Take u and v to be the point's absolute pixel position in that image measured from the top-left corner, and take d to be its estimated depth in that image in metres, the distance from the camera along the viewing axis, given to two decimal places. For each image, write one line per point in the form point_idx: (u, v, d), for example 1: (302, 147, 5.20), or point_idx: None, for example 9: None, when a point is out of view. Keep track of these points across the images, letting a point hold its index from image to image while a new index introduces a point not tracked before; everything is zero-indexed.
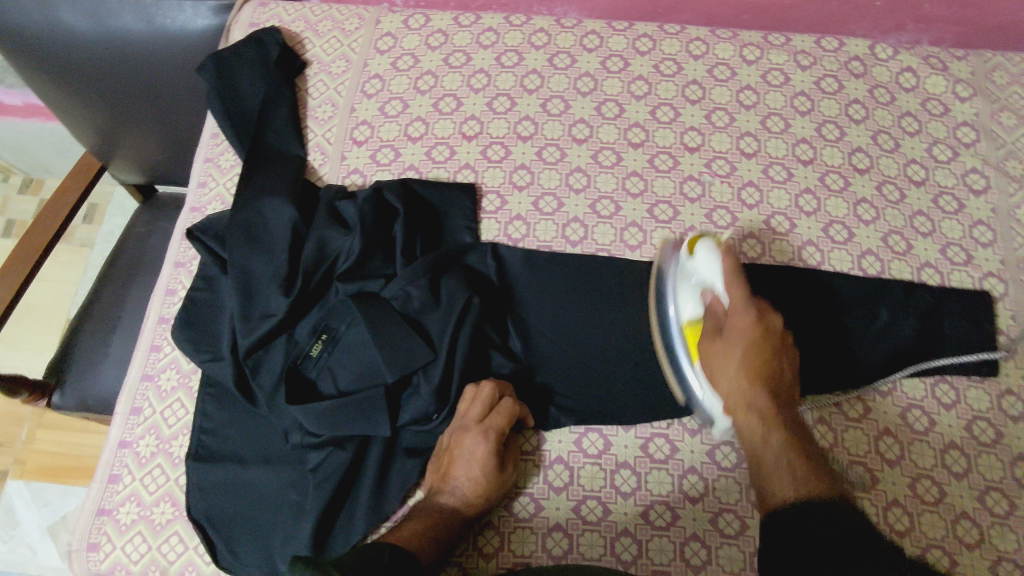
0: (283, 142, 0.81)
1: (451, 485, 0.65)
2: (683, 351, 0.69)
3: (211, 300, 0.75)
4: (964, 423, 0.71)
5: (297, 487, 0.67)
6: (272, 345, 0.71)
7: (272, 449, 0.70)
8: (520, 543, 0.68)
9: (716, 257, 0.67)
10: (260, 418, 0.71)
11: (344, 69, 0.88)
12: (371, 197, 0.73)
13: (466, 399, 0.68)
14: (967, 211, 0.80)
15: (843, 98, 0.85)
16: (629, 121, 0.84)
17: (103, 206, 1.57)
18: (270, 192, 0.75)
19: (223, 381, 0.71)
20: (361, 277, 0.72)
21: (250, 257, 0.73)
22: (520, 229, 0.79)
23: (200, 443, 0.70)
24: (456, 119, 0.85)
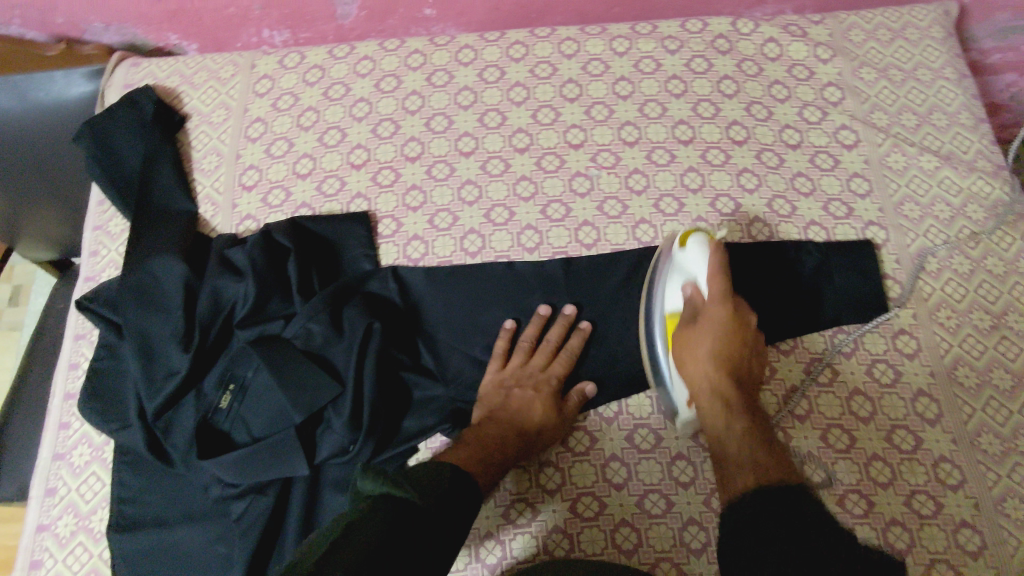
0: (170, 199, 0.81)
1: (508, 414, 0.70)
2: (660, 338, 0.70)
3: (114, 368, 0.74)
4: (864, 369, 0.73)
5: (224, 541, 0.67)
6: (182, 404, 0.71)
7: (194, 507, 0.69)
8: (532, 503, 0.70)
9: (707, 254, 0.68)
10: (179, 479, 0.70)
11: (225, 117, 0.88)
12: (260, 241, 0.74)
13: (527, 351, 0.74)
14: (842, 166, 0.84)
15: (713, 76, 0.89)
16: (512, 127, 0.86)
17: (27, 287, 1.53)
18: (159, 251, 0.75)
19: (136, 448, 0.70)
20: (260, 321, 0.73)
21: (147, 319, 0.72)
22: (418, 248, 0.80)
23: (119, 513, 0.69)
24: (343, 149, 0.85)
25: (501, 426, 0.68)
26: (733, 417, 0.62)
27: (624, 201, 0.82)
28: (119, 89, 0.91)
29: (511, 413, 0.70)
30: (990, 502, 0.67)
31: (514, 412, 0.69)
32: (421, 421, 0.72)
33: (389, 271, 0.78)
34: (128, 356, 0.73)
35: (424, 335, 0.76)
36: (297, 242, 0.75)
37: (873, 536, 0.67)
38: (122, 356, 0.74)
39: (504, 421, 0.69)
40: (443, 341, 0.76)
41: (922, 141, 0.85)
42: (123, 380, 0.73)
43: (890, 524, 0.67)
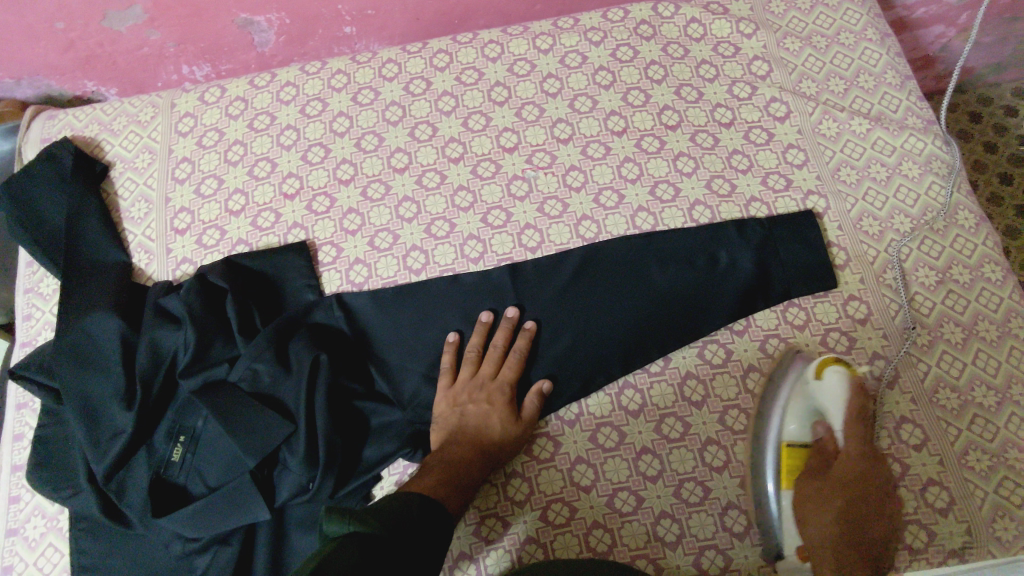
0: (100, 252, 0.79)
1: (468, 432, 0.69)
2: (773, 471, 0.66)
3: (60, 434, 0.72)
4: (819, 339, 0.73)
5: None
6: (133, 462, 0.69)
7: (159, 566, 0.67)
8: (491, 528, 0.69)
9: (845, 389, 0.66)
10: (140, 539, 0.69)
11: (150, 161, 0.86)
12: (194, 286, 0.72)
13: (474, 361, 0.73)
14: (777, 138, 0.84)
15: (640, 63, 0.89)
16: (444, 137, 0.85)
17: None
18: (92, 307, 0.73)
19: (90, 514, 0.68)
20: (204, 367, 0.71)
21: (86, 380, 0.70)
22: (361, 272, 0.79)
23: None
24: (275, 180, 0.84)
25: (463, 442, 0.68)
26: (846, 556, 0.60)
27: (564, 199, 0.81)
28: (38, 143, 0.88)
29: (470, 427, 0.69)
30: (954, 456, 0.68)
31: (473, 426, 0.69)
32: (380, 448, 0.70)
33: (332, 299, 0.76)
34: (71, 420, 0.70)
35: (375, 360, 0.75)
36: (233, 281, 0.73)
37: None
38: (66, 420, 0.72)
39: (464, 437, 0.69)
40: (396, 363, 0.75)
41: (852, 105, 0.85)
42: (70, 444, 0.71)
43: None
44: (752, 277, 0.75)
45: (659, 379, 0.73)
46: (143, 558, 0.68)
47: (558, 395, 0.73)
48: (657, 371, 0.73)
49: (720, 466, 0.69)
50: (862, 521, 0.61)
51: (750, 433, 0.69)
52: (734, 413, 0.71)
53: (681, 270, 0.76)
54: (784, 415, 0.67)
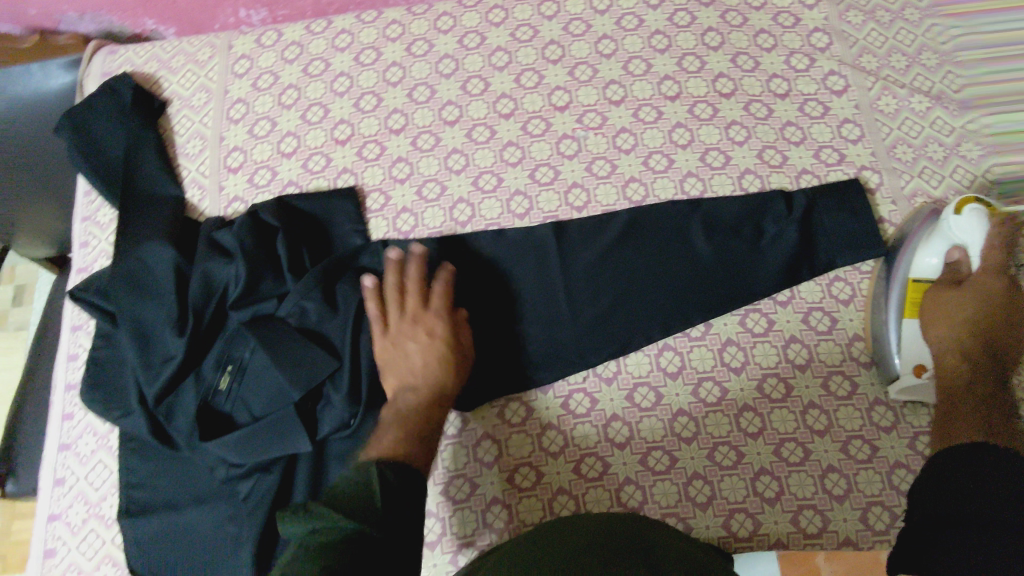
0: (156, 185, 0.81)
1: (417, 374, 0.66)
2: (898, 300, 0.70)
3: (112, 356, 0.74)
4: (863, 315, 0.73)
5: (234, 520, 0.68)
6: (182, 387, 0.71)
7: (202, 489, 0.70)
8: (524, 477, 0.70)
9: (985, 226, 0.68)
10: (183, 463, 0.71)
11: (206, 100, 0.87)
12: (246, 222, 0.74)
13: (399, 292, 0.70)
14: (833, 112, 0.82)
15: (698, 29, 0.88)
16: (496, 93, 0.85)
17: (29, 287, 1.54)
18: (148, 237, 0.75)
19: (139, 434, 0.71)
20: (253, 302, 0.72)
21: (141, 305, 0.72)
22: (408, 220, 0.80)
23: (130, 498, 0.70)
24: (326, 126, 0.85)
25: (419, 387, 0.65)
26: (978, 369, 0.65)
27: (613, 160, 0.81)
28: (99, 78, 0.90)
29: (424, 372, 0.66)
30: None
31: (422, 370, 0.66)
32: None
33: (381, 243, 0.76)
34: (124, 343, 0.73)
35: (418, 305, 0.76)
36: (283, 221, 0.75)
37: (877, 479, 0.67)
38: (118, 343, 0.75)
39: (418, 383, 0.65)
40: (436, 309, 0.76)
41: (912, 83, 0.83)
42: (122, 367, 0.74)
43: (895, 467, 0.67)
44: (798, 247, 0.75)
45: (698, 343, 0.73)
46: (185, 480, 0.70)
47: (597, 350, 0.73)
48: (697, 336, 0.74)
49: (755, 432, 0.69)
50: (992, 341, 0.66)
51: (875, 272, 0.74)
52: (772, 382, 0.71)
53: (728, 238, 0.76)
54: (917, 251, 0.71)
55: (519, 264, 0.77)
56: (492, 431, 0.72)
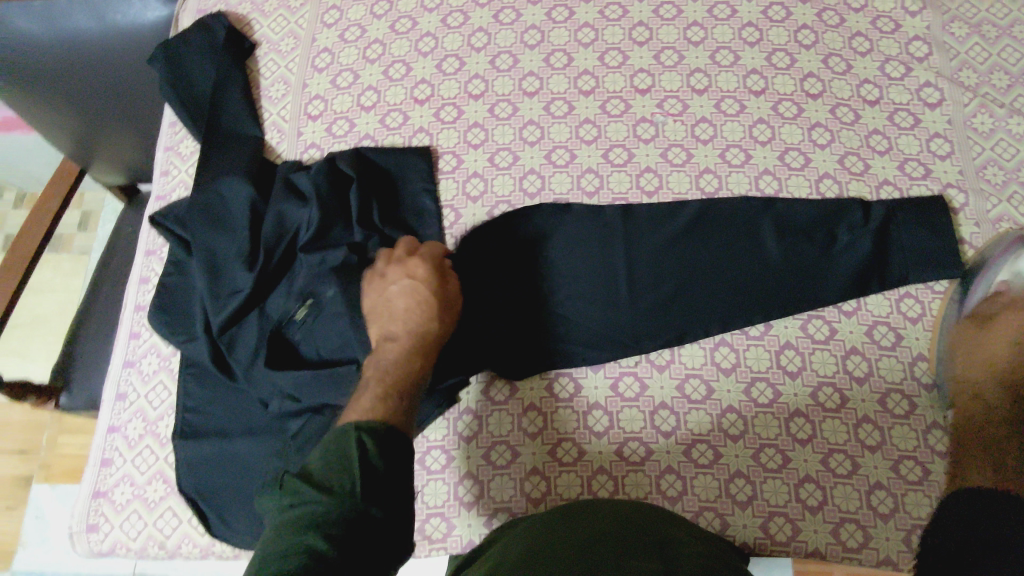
0: (239, 124, 0.83)
1: (396, 331, 0.67)
2: (969, 324, 0.69)
3: (183, 283, 0.77)
4: (931, 335, 0.71)
5: (282, 455, 0.69)
6: (246, 321, 0.73)
7: (255, 421, 0.72)
8: (566, 452, 0.71)
9: None
10: (238, 395, 0.73)
11: (293, 46, 0.89)
12: (324, 168, 0.76)
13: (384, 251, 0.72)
14: (923, 125, 0.80)
15: (792, 25, 0.85)
16: (578, 69, 0.85)
17: (97, 212, 1.60)
18: (227, 172, 0.77)
19: (200, 361, 0.73)
20: (322, 247, 0.73)
21: (214, 238, 0.75)
22: (478, 186, 0.80)
23: (186, 421, 0.72)
24: (407, 84, 0.85)
25: (399, 339, 0.66)
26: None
27: (689, 149, 0.80)
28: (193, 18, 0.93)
29: (405, 322, 0.67)
30: None
31: (402, 318, 0.67)
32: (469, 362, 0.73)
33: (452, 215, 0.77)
34: (195, 272, 0.76)
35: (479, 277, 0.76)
36: (359, 172, 0.77)
37: (925, 503, 0.66)
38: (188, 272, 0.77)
39: (396, 334, 0.66)
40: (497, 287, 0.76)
41: (1012, 103, 0.80)
42: (189, 295, 0.76)
43: (945, 492, 0.66)
44: (871, 258, 0.73)
45: (756, 343, 0.72)
46: (237, 411, 0.73)
47: (652, 336, 0.73)
48: (755, 335, 0.73)
49: (804, 439, 0.69)
50: None
51: (949, 293, 0.72)
52: (827, 391, 0.70)
53: (798, 240, 0.74)
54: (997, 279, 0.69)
55: (587, 252, 0.76)
56: (539, 403, 0.72)
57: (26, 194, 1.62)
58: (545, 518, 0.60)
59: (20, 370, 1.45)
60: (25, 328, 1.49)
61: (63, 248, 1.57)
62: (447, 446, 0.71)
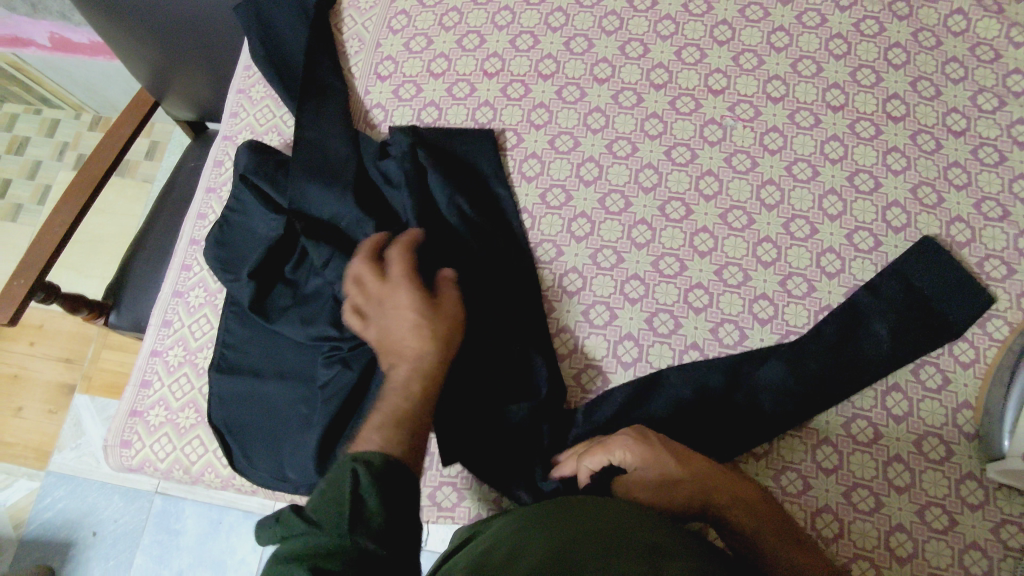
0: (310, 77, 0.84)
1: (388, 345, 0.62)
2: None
3: (242, 223, 0.79)
4: (981, 383, 0.69)
5: (308, 403, 0.71)
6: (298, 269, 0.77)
7: (287, 367, 0.74)
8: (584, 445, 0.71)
9: None
10: (276, 339, 0.75)
11: (372, 4, 0.89)
12: (408, 153, 0.77)
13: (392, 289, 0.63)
14: (1008, 164, 0.76)
15: (883, 42, 0.82)
16: (653, 61, 0.83)
17: (164, 144, 1.65)
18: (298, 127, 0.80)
19: (242, 301, 0.76)
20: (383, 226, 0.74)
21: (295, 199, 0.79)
22: (534, 167, 0.80)
23: (223, 356, 0.75)
24: (479, 56, 0.85)
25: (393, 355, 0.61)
26: None
27: (755, 157, 0.78)
28: None
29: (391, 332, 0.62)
30: None
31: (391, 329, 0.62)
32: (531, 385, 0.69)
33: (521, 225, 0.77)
34: (258, 215, 0.78)
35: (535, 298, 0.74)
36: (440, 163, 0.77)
37: (946, 553, 0.63)
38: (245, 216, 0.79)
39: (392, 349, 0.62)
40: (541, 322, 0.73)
41: None
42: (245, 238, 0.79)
43: (969, 547, 0.63)
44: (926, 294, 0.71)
45: None
46: (271, 355, 0.75)
47: (688, 342, 0.72)
48: None
49: (829, 468, 0.67)
50: None
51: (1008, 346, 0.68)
52: (861, 424, 0.68)
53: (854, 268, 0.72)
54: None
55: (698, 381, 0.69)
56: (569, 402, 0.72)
57: (102, 117, 1.68)
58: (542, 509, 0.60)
59: (77, 285, 1.52)
60: (86, 245, 1.56)
61: (128, 174, 1.63)
62: None
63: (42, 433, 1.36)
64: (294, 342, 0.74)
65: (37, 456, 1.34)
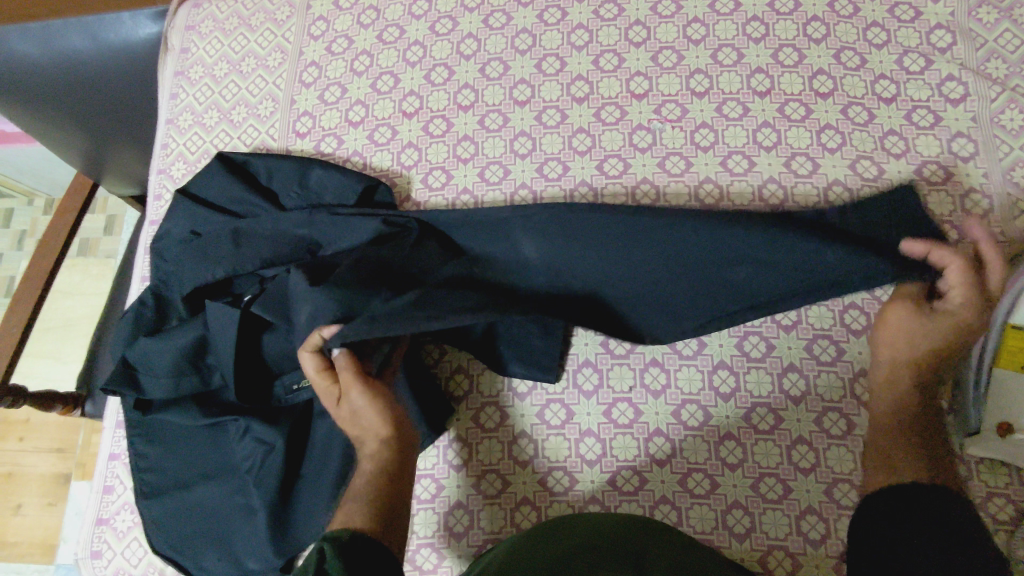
0: (204, 183, 0.79)
1: None
2: (989, 349, 0.65)
3: (161, 316, 0.76)
4: (949, 355, 0.67)
5: (243, 491, 0.69)
6: (185, 411, 0.71)
7: (219, 460, 0.71)
8: (588, 449, 0.69)
9: None
10: (202, 436, 0.72)
11: (281, 61, 0.87)
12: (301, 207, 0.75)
13: None
14: (944, 124, 0.74)
15: (800, 17, 0.80)
16: (572, 74, 0.81)
17: (121, 217, 1.63)
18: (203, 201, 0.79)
19: (164, 428, 0.73)
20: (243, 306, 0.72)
21: (177, 271, 0.76)
22: (468, 203, 0.78)
23: (150, 471, 0.72)
24: (395, 97, 0.83)
25: None
26: None
27: (689, 158, 0.76)
28: (166, 75, 0.92)
29: None
30: None
31: None
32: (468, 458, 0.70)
33: (591, 256, 0.68)
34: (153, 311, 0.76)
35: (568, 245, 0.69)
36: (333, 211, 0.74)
37: None
38: (161, 300, 0.77)
39: None
40: None
41: None
42: (156, 317, 0.76)
43: None
44: None
45: (757, 365, 0.69)
46: (198, 450, 0.72)
47: (651, 428, 0.68)
48: (757, 357, 0.69)
49: (807, 468, 0.66)
50: None
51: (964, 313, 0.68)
52: (834, 416, 0.67)
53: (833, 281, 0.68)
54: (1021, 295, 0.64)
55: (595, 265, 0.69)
56: (561, 462, 0.69)
57: (55, 199, 1.66)
58: (536, 529, 0.60)
59: (56, 375, 1.49)
60: (57, 331, 1.53)
61: (90, 252, 1.60)
62: (437, 474, 0.70)
63: (46, 527, 1.34)
64: (213, 430, 0.71)
65: (45, 551, 1.33)
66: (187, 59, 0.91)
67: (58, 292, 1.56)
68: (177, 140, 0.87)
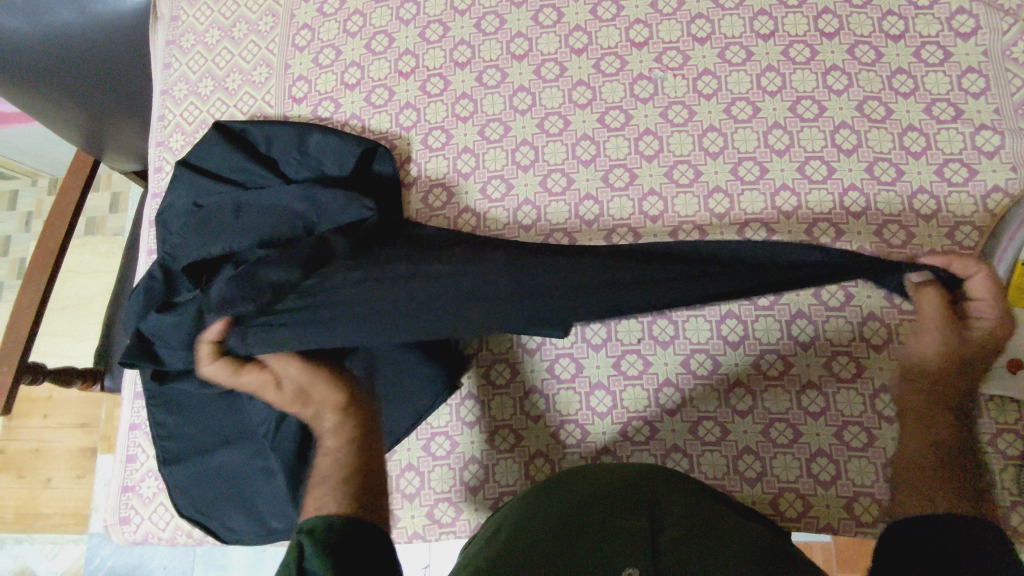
0: (203, 152, 0.78)
1: None
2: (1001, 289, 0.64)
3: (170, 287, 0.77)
4: None
5: (262, 455, 0.71)
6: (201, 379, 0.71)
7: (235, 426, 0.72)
8: (599, 401, 0.70)
9: None
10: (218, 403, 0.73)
11: (273, 25, 0.86)
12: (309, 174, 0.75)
13: None
14: (954, 59, 0.72)
15: None
16: (569, 25, 0.79)
17: (125, 194, 1.63)
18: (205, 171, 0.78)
19: (179, 396, 0.74)
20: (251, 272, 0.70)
21: (181, 242, 0.75)
22: (469, 162, 0.77)
23: (171, 438, 0.74)
24: (390, 57, 0.82)
25: None
26: None
27: (691, 106, 0.75)
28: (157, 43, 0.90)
29: None
30: None
31: None
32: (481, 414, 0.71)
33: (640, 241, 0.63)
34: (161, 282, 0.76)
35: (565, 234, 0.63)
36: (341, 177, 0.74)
37: None
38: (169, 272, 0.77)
39: None
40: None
41: None
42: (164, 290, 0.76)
43: None
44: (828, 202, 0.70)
45: (765, 313, 0.69)
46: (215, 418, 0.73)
47: (661, 379, 0.69)
48: (765, 305, 0.69)
49: (817, 412, 0.66)
50: None
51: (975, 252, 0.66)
52: (843, 360, 0.67)
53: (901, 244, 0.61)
54: None
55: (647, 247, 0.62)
56: (573, 416, 0.70)
57: (58, 178, 1.66)
58: (551, 481, 0.61)
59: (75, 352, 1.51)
60: (71, 309, 1.55)
61: (97, 230, 1.61)
62: (451, 432, 0.71)
63: (77, 499, 1.38)
64: (229, 397, 0.72)
65: (77, 521, 1.36)
66: (177, 27, 0.89)
67: (69, 270, 1.58)
68: (173, 111, 0.86)
